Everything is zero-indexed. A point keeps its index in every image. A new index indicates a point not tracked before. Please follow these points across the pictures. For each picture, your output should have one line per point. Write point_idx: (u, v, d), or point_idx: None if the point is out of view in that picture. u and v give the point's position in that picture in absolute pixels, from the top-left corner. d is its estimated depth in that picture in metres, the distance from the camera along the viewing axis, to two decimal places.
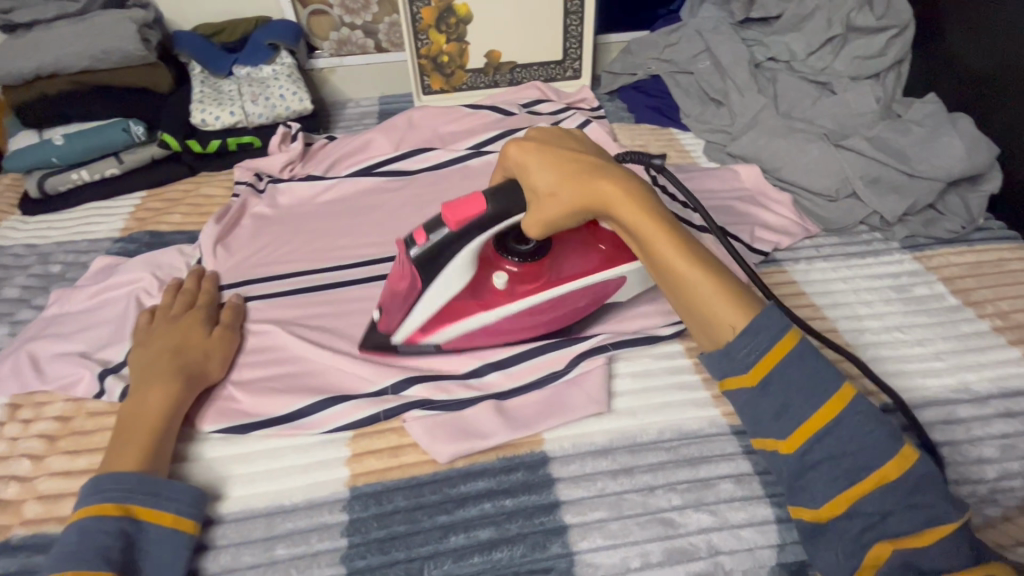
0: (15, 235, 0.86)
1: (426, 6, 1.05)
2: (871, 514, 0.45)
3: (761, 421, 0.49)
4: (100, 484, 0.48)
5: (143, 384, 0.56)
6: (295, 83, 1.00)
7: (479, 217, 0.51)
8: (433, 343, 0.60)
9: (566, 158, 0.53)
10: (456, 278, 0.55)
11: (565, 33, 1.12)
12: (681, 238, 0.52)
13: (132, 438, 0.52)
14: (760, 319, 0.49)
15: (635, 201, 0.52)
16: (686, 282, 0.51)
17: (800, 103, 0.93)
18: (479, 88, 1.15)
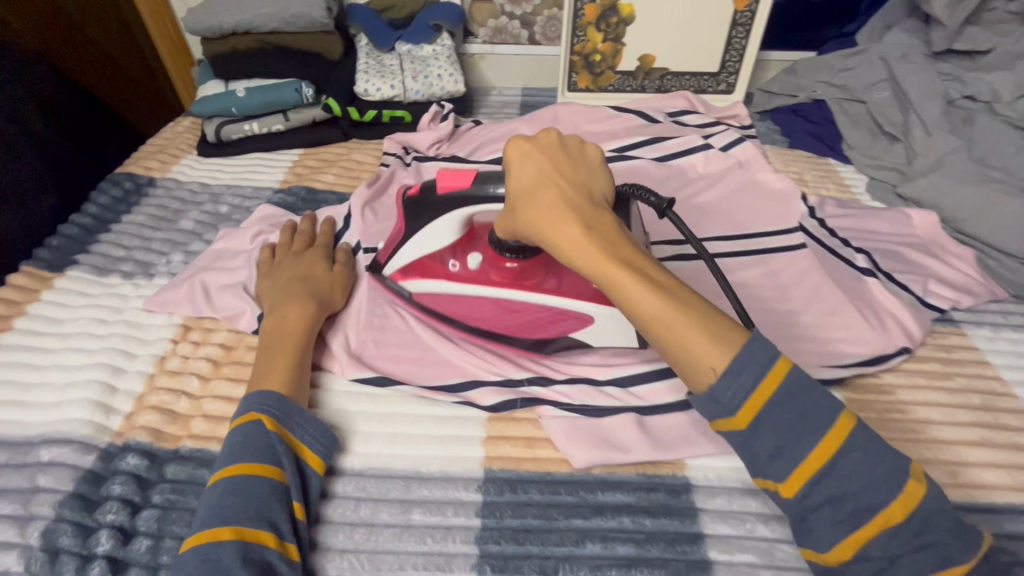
0: (191, 172, 0.94)
1: (590, 2, 1.04)
2: (876, 558, 0.41)
3: (758, 463, 0.44)
4: (259, 401, 0.52)
5: (283, 304, 0.62)
6: (453, 65, 1.03)
7: (461, 190, 0.55)
8: (409, 291, 0.65)
9: (537, 187, 0.50)
10: (437, 236, 0.60)
11: (727, 45, 1.07)
12: (652, 275, 0.47)
13: (277, 358, 0.57)
14: (743, 360, 0.43)
15: (598, 234, 0.48)
16: (649, 325, 0.46)
17: (1000, 150, 0.83)
18: (624, 92, 1.12)
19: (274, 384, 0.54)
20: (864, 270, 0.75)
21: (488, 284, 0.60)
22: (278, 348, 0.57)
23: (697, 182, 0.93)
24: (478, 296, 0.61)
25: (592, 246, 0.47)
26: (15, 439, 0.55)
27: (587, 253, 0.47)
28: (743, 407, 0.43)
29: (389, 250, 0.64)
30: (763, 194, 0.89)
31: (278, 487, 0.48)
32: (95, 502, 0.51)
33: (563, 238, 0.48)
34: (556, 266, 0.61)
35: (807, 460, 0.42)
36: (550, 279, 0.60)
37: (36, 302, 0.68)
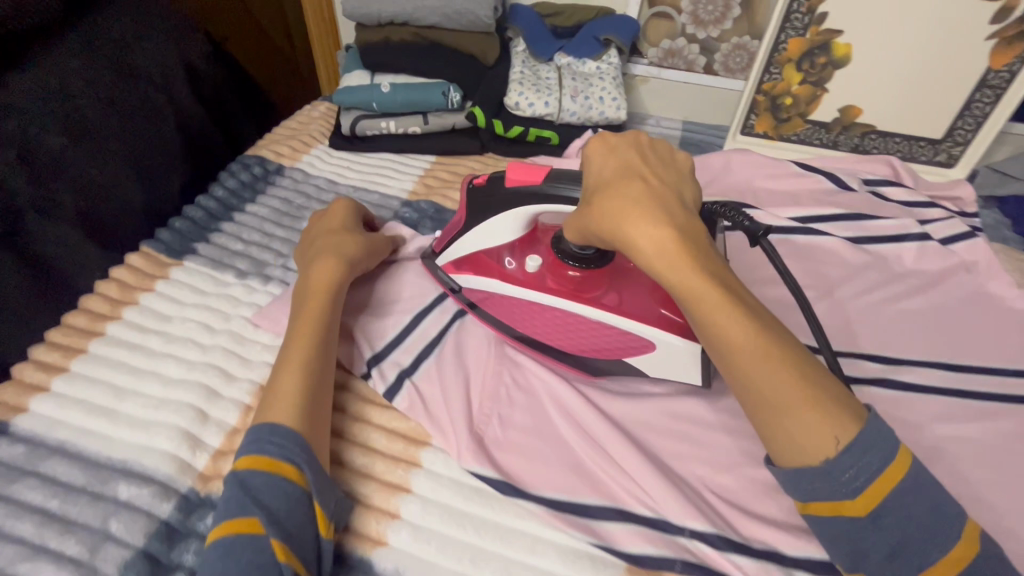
0: (320, 165, 0.88)
1: (798, 36, 0.86)
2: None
3: (865, 558, 0.38)
4: (264, 434, 0.44)
5: (315, 259, 0.58)
6: (618, 88, 0.90)
7: (530, 188, 0.51)
8: (459, 284, 0.60)
9: (624, 183, 0.44)
10: (498, 233, 0.56)
11: (965, 109, 0.86)
12: (747, 305, 0.41)
13: (291, 370, 0.49)
14: (866, 436, 0.37)
15: (691, 247, 0.42)
16: (747, 369, 0.40)
17: None
18: (810, 144, 0.95)
19: (283, 408, 0.46)
20: None
21: (544, 289, 0.56)
22: (303, 312, 0.53)
23: (903, 278, 0.74)
24: (526, 300, 0.57)
25: (691, 273, 0.41)
26: (97, 459, 0.49)
27: (676, 266, 0.41)
28: (861, 495, 0.37)
29: (449, 236, 0.60)
30: (995, 313, 0.69)
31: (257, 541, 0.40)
32: (165, 569, 0.44)
33: (652, 244, 0.41)
34: (619, 283, 0.56)
35: (942, 566, 0.37)
36: (612, 295, 0.55)
37: (148, 292, 0.63)
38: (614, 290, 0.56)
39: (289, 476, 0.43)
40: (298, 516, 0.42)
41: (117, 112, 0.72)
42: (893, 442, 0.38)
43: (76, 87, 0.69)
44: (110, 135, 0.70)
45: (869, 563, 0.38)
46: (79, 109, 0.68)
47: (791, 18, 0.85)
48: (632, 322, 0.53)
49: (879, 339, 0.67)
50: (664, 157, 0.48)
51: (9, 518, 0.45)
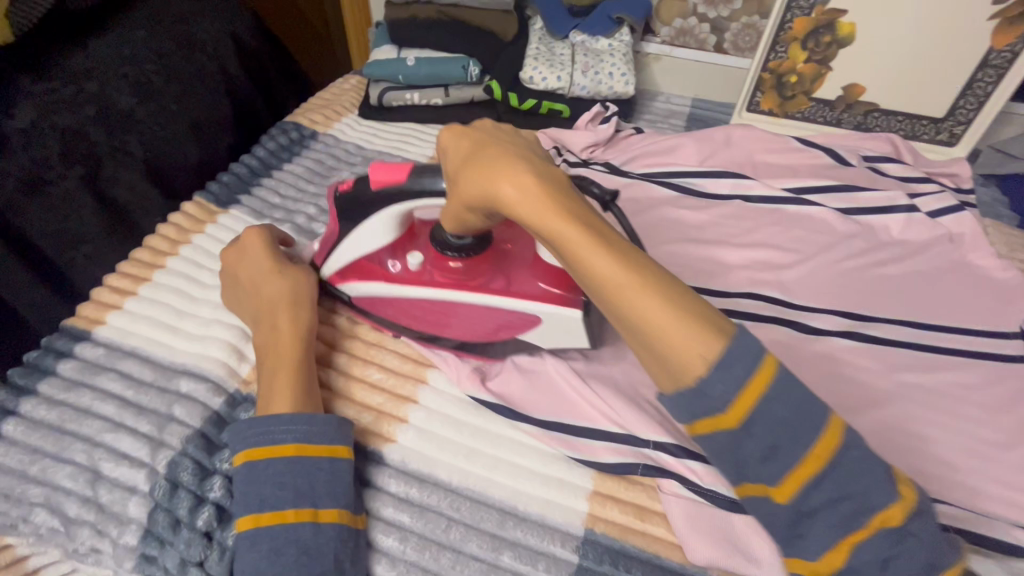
0: (350, 132, 0.96)
1: (803, 15, 0.89)
2: (804, 505, 0.41)
3: (747, 466, 0.41)
4: (271, 425, 0.48)
5: (271, 316, 0.56)
6: (627, 65, 0.96)
7: (400, 186, 0.52)
8: (350, 293, 0.61)
9: (478, 148, 0.46)
10: (379, 235, 0.56)
11: (965, 89, 0.88)
12: (606, 234, 0.42)
13: (280, 377, 0.52)
14: (732, 349, 0.38)
15: (553, 190, 0.43)
16: (613, 295, 0.40)
17: None
18: (813, 122, 0.98)
19: (281, 405, 0.50)
20: None
21: (431, 284, 0.57)
22: (274, 370, 0.52)
23: (889, 247, 0.78)
24: (417, 296, 0.58)
25: (545, 207, 0.42)
26: (163, 363, 0.59)
27: (540, 212, 0.42)
28: (732, 408, 0.39)
29: (327, 247, 0.60)
30: (974, 281, 0.73)
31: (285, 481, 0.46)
32: (216, 446, 0.53)
33: (509, 194, 0.42)
34: (505, 267, 0.57)
35: (745, 394, 0.39)
36: (498, 279, 0.56)
37: (200, 234, 0.73)
38: (500, 275, 0.57)
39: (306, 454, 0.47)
40: (310, 483, 0.46)
41: (177, 78, 0.82)
42: (755, 346, 0.39)
43: (144, 56, 0.79)
44: (169, 96, 0.80)
45: (754, 471, 0.41)
46: (146, 75, 0.78)
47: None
48: (512, 303, 0.55)
49: (856, 300, 0.71)
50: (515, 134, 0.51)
51: (96, 401, 0.55)
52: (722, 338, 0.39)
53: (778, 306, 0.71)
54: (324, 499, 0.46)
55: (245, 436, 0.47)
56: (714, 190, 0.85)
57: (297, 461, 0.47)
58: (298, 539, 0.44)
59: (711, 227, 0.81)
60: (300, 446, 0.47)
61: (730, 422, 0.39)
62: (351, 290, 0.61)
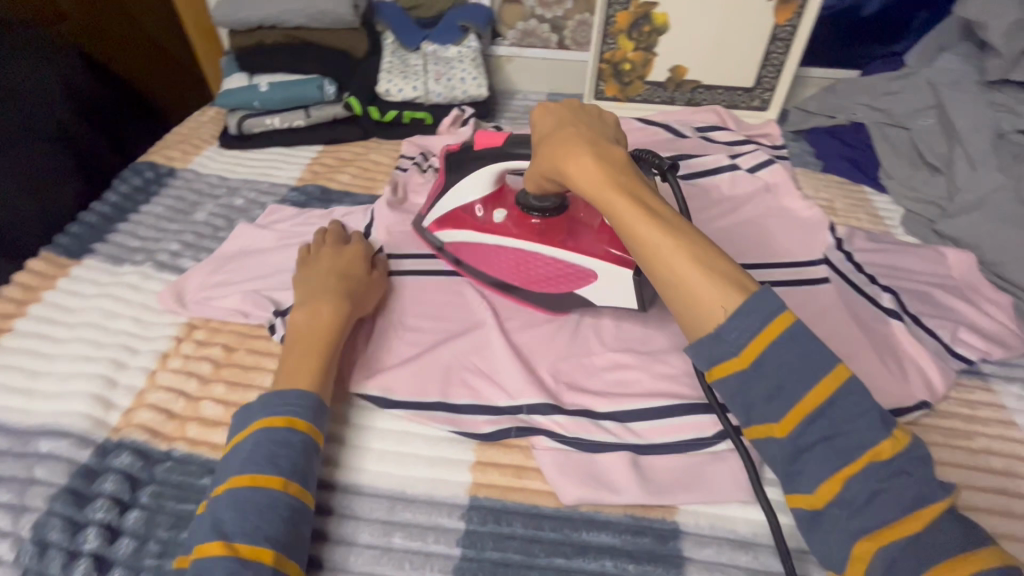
0: (210, 164, 0.95)
1: (624, 9, 1.00)
2: (805, 443, 0.42)
3: (754, 404, 0.43)
4: (285, 396, 0.52)
5: (315, 301, 0.59)
6: (477, 69, 1.02)
7: (493, 148, 0.64)
8: (445, 240, 0.71)
9: (558, 130, 0.56)
10: (477, 188, 0.67)
11: (765, 60, 1.02)
12: (651, 205, 0.50)
13: (308, 357, 0.55)
14: (751, 302, 0.43)
15: (609, 167, 0.51)
16: (645, 250, 0.48)
17: None
18: (652, 102, 1.10)
19: (302, 380, 0.53)
20: (889, 311, 0.71)
21: (510, 236, 0.66)
22: (302, 352, 0.55)
23: (721, 203, 0.89)
24: (499, 244, 0.67)
25: (601, 177, 0.51)
26: (18, 429, 0.56)
27: (596, 183, 0.51)
28: (741, 353, 0.43)
29: (437, 196, 0.71)
30: (789, 221, 0.85)
31: (271, 449, 0.48)
32: (87, 498, 0.52)
33: (572, 166, 0.52)
34: (578, 230, 0.65)
35: (758, 341, 0.42)
36: (570, 239, 0.64)
37: (50, 290, 0.70)
38: (571, 235, 0.65)
39: (292, 428, 0.50)
40: (291, 459, 0.48)
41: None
42: (773, 300, 0.43)
43: None
44: None
45: (761, 410, 0.43)
46: None
47: None
48: (575, 257, 0.63)
49: None
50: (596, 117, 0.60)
51: None
52: (740, 291, 0.44)
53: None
54: (296, 474, 0.48)
55: (255, 410, 0.51)
56: None
57: (304, 441, 0.50)
58: (281, 513, 0.46)
59: None
60: (295, 420, 0.51)
61: (737, 365, 0.43)
62: (445, 236, 0.71)
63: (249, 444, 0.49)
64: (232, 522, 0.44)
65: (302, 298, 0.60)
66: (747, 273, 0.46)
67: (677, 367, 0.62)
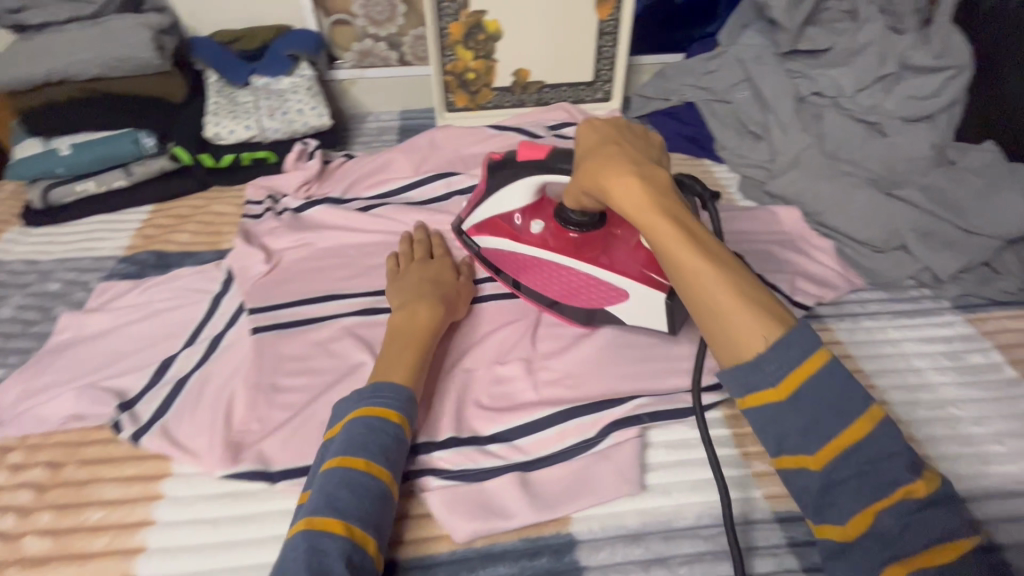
0: (16, 248, 0.82)
1: (454, 20, 1.01)
2: (843, 476, 0.41)
3: (787, 438, 0.42)
4: (384, 389, 0.53)
5: (411, 303, 0.61)
6: (314, 98, 0.97)
7: (535, 161, 0.59)
8: (479, 245, 0.70)
9: (601, 143, 0.51)
10: (517, 197, 0.64)
11: (598, 55, 1.07)
12: (697, 234, 0.46)
13: (403, 351, 0.57)
14: (796, 336, 0.42)
15: (656, 191, 0.47)
16: (686, 279, 0.45)
17: (846, 143, 0.87)
18: (503, 107, 1.11)
19: (398, 373, 0.55)
20: None
21: (546, 249, 0.63)
22: (401, 350, 0.57)
23: None
24: (533, 255, 0.65)
25: (646, 200, 0.47)
26: None
27: (640, 206, 0.47)
28: (780, 382, 0.42)
29: (477, 199, 0.68)
30: None
31: (380, 429, 0.50)
32: None
33: (614, 185, 0.48)
34: (614, 246, 0.62)
35: (791, 378, 0.42)
36: (606, 255, 0.62)
37: None
38: (608, 251, 0.62)
39: (390, 419, 0.51)
40: (388, 453, 0.50)
41: None
42: (810, 337, 0.42)
43: None
44: None
45: (793, 442, 0.43)
46: None
47: (442, 8, 1.00)
48: (609, 275, 0.61)
49: None
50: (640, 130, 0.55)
51: None
52: (781, 324, 0.43)
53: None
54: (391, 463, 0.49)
55: (361, 398, 0.52)
56: (432, 195, 0.92)
57: (397, 433, 0.51)
58: (373, 498, 0.47)
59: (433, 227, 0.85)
60: (405, 419, 0.52)
61: (781, 395, 0.42)
62: (483, 242, 0.69)
63: (355, 426, 0.50)
64: (323, 495, 0.45)
65: (399, 301, 0.63)
66: (784, 305, 0.45)
67: (559, 370, 0.63)
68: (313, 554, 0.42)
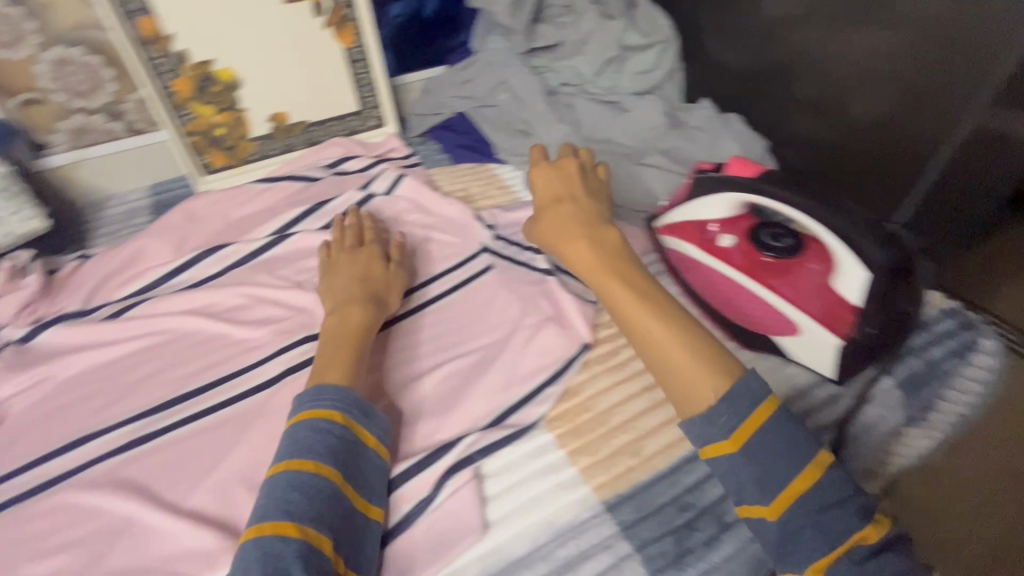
0: None
1: (177, 77, 0.90)
2: (799, 526, 0.41)
3: (745, 486, 0.44)
4: (325, 391, 0.52)
5: (344, 307, 0.63)
6: (13, 199, 0.79)
7: (743, 179, 0.65)
8: (665, 243, 0.77)
9: (562, 207, 0.64)
10: (715, 206, 0.70)
11: (355, 82, 1.03)
12: (645, 289, 0.54)
13: (341, 348, 0.58)
14: (740, 388, 0.45)
15: (603, 251, 0.59)
16: (629, 322, 0.53)
17: (599, 125, 0.95)
18: (272, 155, 1.02)
19: (332, 374, 0.55)
20: (545, 271, 0.75)
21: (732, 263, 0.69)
22: (336, 352, 0.58)
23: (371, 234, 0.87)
24: (716, 265, 0.70)
25: (593, 257, 0.58)
26: None
27: (580, 260, 0.59)
28: (732, 434, 0.44)
29: (675, 201, 0.76)
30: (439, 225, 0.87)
31: (334, 430, 0.50)
32: None
33: (573, 248, 0.60)
34: (804, 279, 0.65)
35: (744, 427, 0.44)
36: (790, 286, 0.65)
37: None
38: (790, 281, 0.65)
39: (330, 420, 0.50)
40: (340, 455, 0.49)
41: None
42: (757, 389, 0.45)
43: None
44: None
45: (750, 493, 0.43)
46: None
47: (156, 65, 0.88)
48: (780, 302, 0.64)
49: None
50: (594, 186, 0.68)
51: None
52: (728, 379, 0.46)
53: (302, 344, 0.69)
54: (335, 461, 0.48)
55: (303, 402, 0.52)
56: (206, 274, 0.81)
57: (346, 436, 0.50)
58: (331, 493, 0.46)
59: (206, 313, 0.75)
60: (338, 417, 0.51)
61: (731, 449, 0.44)
62: (670, 240, 0.76)
63: (298, 431, 0.49)
64: (274, 501, 0.45)
65: (333, 311, 0.65)
66: (735, 360, 0.49)
67: None
68: (266, 558, 0.41)
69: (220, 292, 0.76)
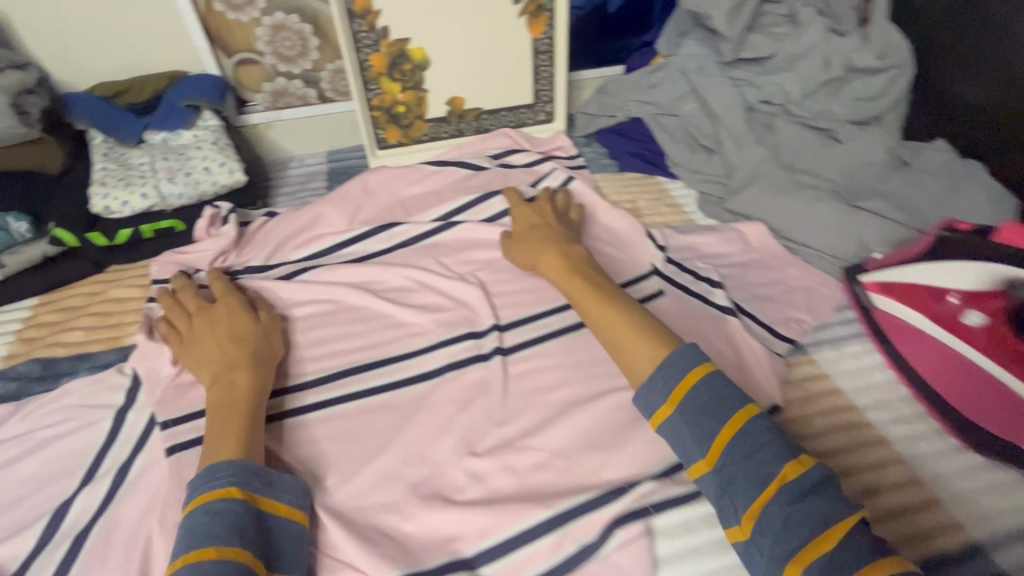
0: None
1: (375, 52, 0.92)
2: (730, 472, 0.45)
3: (685, 447, 0.48)
4: (209, 474, 0.47)
5: (227, 374, 0.57)
6: (222, 151, 0.84)
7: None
8: (875, 302, 0.69)
9: (533, 233, 0.75)
10: (964, 274, 0.62)
11: (535, 75, 1.00)
12: (601, 285, 0.62)
13: (224, 426, 0.51)
14: (673, 356, 0.51)
15: (568, 261, 0.67)
16: (587, 310, 0.60)
17: (802, 153, 0.84)
18: (441, 138, 1.02)
19: (227, 449, 0.49)
20: (724, 308, 0.70)
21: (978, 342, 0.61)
22: (225, 427, 0.51)
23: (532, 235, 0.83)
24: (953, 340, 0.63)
25: (560, 264, 0.67)
26: None
27: (552, 266, 0.68)
28: (668, 400, 0.49)
29: (900, 260, 0.68)
30: (606, 239, 0.80)
31: (221, 509, 0.45)
32: None
33: (545, 259, 0.69)
34: None
35: (680, 390, 0.49)
36: None
37: None
38: None
39: (220, 496, 0.46)
40: (242, 532, 0.44)
41: None
42: (690, 357, 0.50)
43: None
44: None
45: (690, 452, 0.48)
46: None
47: (359, 38, 0.90)
48: None
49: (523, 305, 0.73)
50: (562, 218, 0.78)
51: None
52: (666, 347, 0.53)
53: (465, 340, 0.68)
54: (244, 539, 0.44)
55: (196, 487, 0.47)
56: (375, 250, 0.82)
57: (245, 509, 0.46)
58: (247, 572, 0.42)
59: (372, 289, 0.75)
60: (234, 489, 0.46)
61: (669, 411, 0.49)
62: (882, 301, 0.68)
63: (193, 518, 0.45)
64: None
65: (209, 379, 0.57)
66: (672, 334, 0.55)
67: (545, 450, 0.57)
68: None
69: (387, 271, 0.76)
